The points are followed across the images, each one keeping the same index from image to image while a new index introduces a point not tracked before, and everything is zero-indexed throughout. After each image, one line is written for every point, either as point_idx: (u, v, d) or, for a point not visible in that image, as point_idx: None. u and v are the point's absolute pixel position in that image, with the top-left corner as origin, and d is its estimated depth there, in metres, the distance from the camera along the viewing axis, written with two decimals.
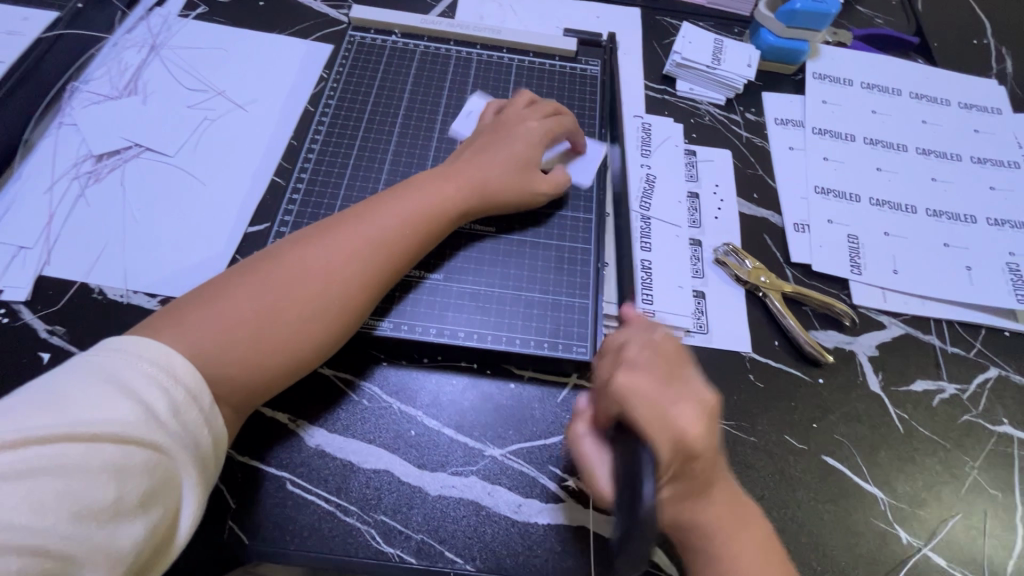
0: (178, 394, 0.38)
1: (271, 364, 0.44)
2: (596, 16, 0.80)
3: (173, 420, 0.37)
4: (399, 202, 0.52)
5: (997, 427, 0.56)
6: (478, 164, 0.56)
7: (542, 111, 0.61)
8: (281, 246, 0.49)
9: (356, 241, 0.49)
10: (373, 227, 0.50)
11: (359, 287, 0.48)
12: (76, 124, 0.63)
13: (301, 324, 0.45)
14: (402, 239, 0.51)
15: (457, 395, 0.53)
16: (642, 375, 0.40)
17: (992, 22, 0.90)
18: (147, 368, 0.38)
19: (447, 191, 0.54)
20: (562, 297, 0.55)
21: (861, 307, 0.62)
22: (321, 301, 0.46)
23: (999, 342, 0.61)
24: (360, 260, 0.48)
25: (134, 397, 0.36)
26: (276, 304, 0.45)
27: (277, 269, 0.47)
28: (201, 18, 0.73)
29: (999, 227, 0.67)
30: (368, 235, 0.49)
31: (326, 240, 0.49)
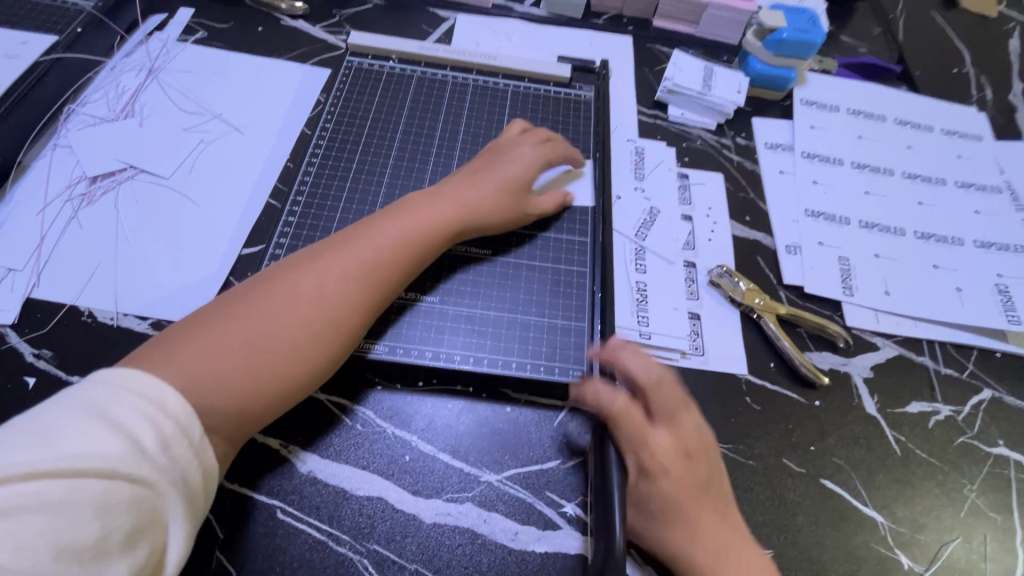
0: (170, 426, 0.36)
1: (267, 392, 0.44)
2: (589, 44, 0.83)
3: (162, 452, 0.35)
4: (390, 225, 0.52)
5: (993, 449, 0.57)
6: (472, 185, 0.57)
7: (537, 138, 0.62)
8: (270, 273, 0.49)
9: (350, 264, 0.49)
10: (365, 248, 0.50)
11: (354, 307, 0.48)
12: (70, 146, 0.63)
13: (296, 349, 0.45)
14: (396, 259, 0.51)
15: (453, 419, 0.52)
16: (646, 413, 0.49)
17: (971, 52, 0.94)
18: (137, 400, 0.36)
19: (440, 208, 0.54)
20: (558, 320, 0.55)
21: (855, 329, 0.62)
22: (317, 324, 0.46)
23: (993, 364, 0.62)
24: (354, 279, 0.48)
25: (123, 429, 0.34)
26: (270, 334, 0.44)
27: (269, 297, 0.46)
28: (200, 43, 0.74)
29: (986, 249, 0.68)
30: (361, 258, 0.49)
31: (318, 264, 0.49)
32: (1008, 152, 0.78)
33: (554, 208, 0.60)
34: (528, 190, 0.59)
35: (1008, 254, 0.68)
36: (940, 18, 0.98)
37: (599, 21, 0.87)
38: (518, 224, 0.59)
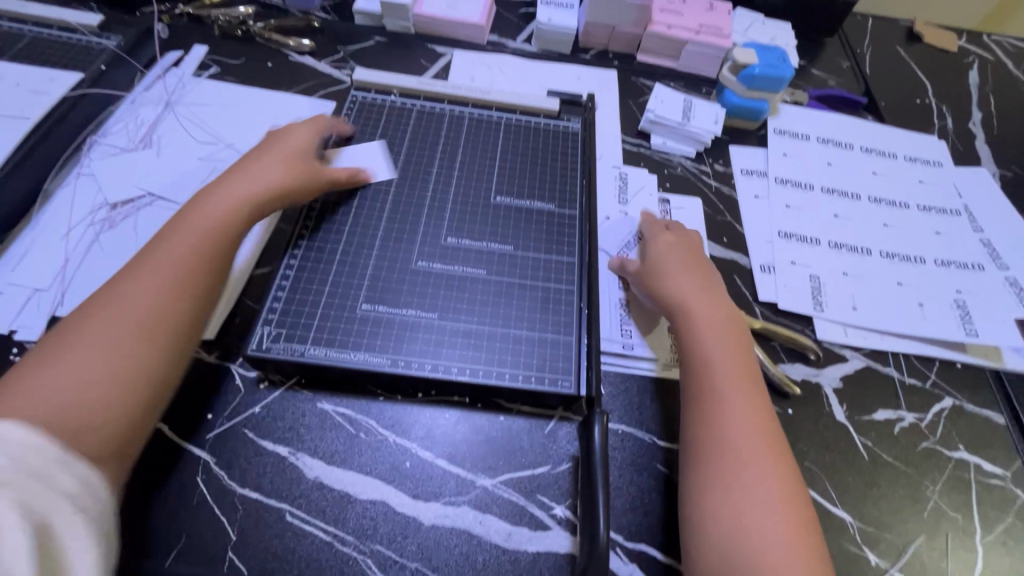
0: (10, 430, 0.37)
1: (136, 395, 0.46)
2: (577, 77, 0.89)
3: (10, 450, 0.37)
4: (177, 230, 0.54)
5: (953, 453, 0.61)
6: (227, 178, 0.60)
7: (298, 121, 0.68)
8: (100, 296, 0.50)
9: (145, 270, 0.51)
10: (173, 248, 0.52)
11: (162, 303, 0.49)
12: (93, 174, 0.67)
13: (139, 350, 0.47)
14: (190, 253, 0.52)
15: (450, 427, 0.56)
16: (677, 254, 0.65)
17: (934, 84, 1.01)
18: None
19: (220, 201, 0.57)
20: (548, 334, 0.59)
21: (825, 342, 0.67)
22: (160, 322, 0.49)
23: (953, 373, 0.66)
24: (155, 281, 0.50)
25: None
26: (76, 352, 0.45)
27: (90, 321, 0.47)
28: (213, 78, 0.80)
29: (946, 267, 0.73)
30: (157, 261, 0.51)
31: (142, 272, 0.50)
32: (966, 177, 0.84)
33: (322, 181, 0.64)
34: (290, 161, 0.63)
35: (966, 272, 0.73)
36: (904, 53, 1.06)
37: (586, 56, 0.93)
38: (307, 188, 0.63)
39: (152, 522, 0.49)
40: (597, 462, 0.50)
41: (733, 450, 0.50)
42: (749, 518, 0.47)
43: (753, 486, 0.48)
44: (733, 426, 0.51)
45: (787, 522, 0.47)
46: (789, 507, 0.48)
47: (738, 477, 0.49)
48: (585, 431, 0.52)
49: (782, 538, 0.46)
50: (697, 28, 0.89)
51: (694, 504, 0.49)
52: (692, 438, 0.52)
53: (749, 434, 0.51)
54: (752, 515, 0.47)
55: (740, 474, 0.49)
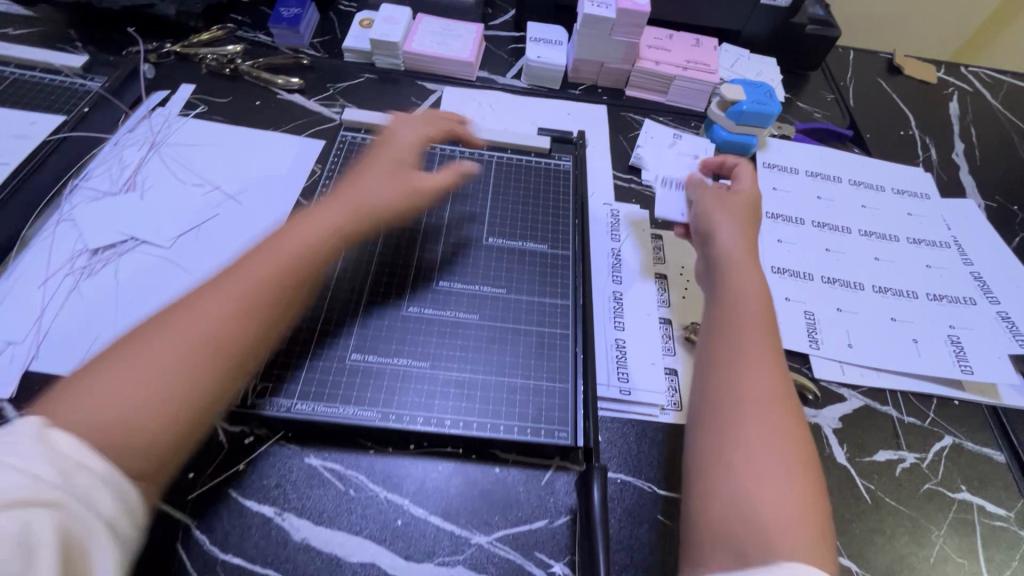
0: (67, 461, 0.35)
1: (188, 402, 0.42)
2: (567, 113, 0.89)
3: (62, 480, 0.33)
4: (279, 238, 0.53)
5: (956, 494, 0.60)
6: (357, 184, 0.60)
7: (425, 126, 0.70)
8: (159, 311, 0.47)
9: (253, 273, 0.49)
10: (270, 252, 0.51)
11: (235, 319, 0.46)
12: (74, 220, 0.65)
13: (208, 359, 0.44)
14: (290, 259, 0.51)
15: (443, 481, 0.54)
16: (740, 210, 0.68)
17: (916, 116, 1.03)
18: (35, 443, 0.34)
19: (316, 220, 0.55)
20: (543, 381, 0.57)
21: (823, 381, 0.66)
22: (246, 326, 0.47)
23: (951, 411, 0.66)
24: (243, 291, 0.48)
25: (14, 465, 0.32)
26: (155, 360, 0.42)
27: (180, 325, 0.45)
28: (200, 117, 0.79)
29: (938, 302, 0.73)
30: (252, 266, 0.50)
31: (223, 278, 0.49)
32: (953, 209, 0.85)
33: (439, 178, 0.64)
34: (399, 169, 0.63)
35: (958, 306, 0.73)
36: (886, 85, 1.08)
37: (575, 91, 0.94)
38: (410, 211, 0.62)
39: None
40: (600, 520, 0.49)
41: (755, 402, 0.50)
42: (755, 471, 0.45)
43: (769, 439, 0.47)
44: (757, 383, 0.51)
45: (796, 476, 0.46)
46: (800, 463, 0.46)
47: (754, 428, 0.48)
48: (585, 484, 0.52)
49: (791, 493, 0.44)
50: (685, 64, 0.90)
51: (702, 454, 0.49)
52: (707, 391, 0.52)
53: (774, 393, 0.50)
54: (762, 464, 0.46)
55: (749, 426, 0.48)
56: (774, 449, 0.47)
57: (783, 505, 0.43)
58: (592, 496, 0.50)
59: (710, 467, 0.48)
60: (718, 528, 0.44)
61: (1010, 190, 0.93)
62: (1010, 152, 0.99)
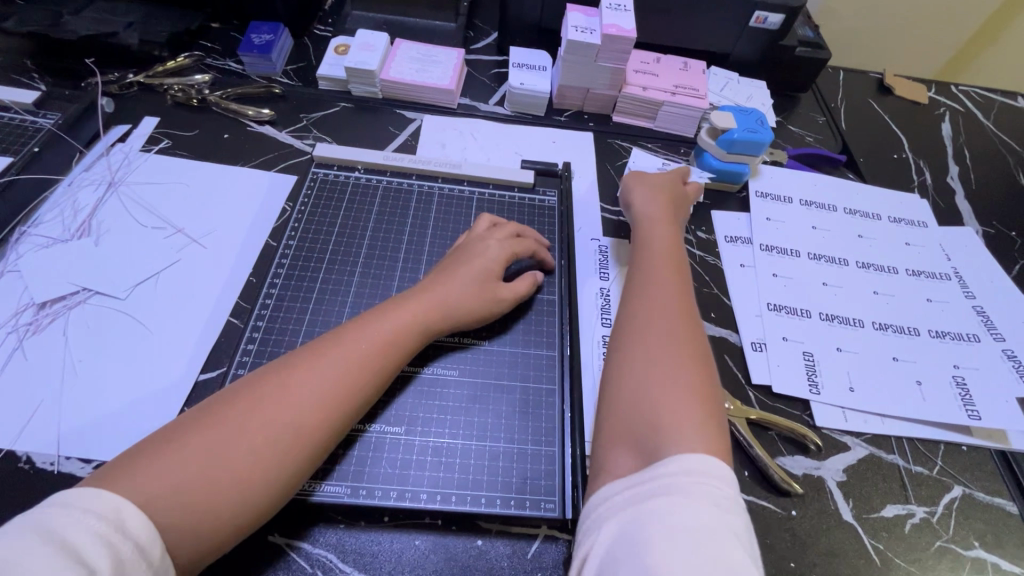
0: (125, 550, 0.36)
1: (244, 500, 0.42)
2: (552, 141, 0.86)
3: None
4: (360, 331, 0.52)
5: (969, 551, 0.56)
6: (440, 279, 0.58)
7: (504, 232, 0.64)
8: (221, 394, 0.47)
9: (333, 374, 0.48)
10: (368, 340, 0.51)
11: (326, 413, 0.47)
12: (20, 270, 0.61)
13: (270, 458, 0.44)
14: (378, 359, 0.51)
15: (420, 557, 0.49)
16: (657, 181, 0.73)
17: (909, 138, 1.00)
18: (94, 523, 0.36)
19: (426, 298, 0.56)
20: (528, 445, 0.53)
21: (824, 429, 0.62)
22: (315, 434, 0.46)
23: (958, 458, 0.63)
24: (331, 386, 0.48)
25: (76, 555, 0.33)
26: (243, 436, 0.44)
27: (259, 405, 0.46)
28: (164, 152, 0.74)
29: (941, 339, 0.70)
30: (333, 360, 0.49)
31: (311, 361, 0.49)
32: (951, 238, 0.83)
33: (524, 291, 0.61)
34: (495, 279, 0.60)
35: (961, 344, 0.70)
36: (877, 106, 1.06)
37: (561, 118, 0.90)
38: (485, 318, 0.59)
39: None
40: None
41: (662, 328, 0.52)
42: (657, 385, 0.47)
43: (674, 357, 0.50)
44: (665, 314, 0.54)
45: (698, 387, 0.47)
46: (702, 376, 0.49)
47: (659, 350, 0.50)
48: None
49: (693, 399, 0.46)
50: (674, 89, 0.87)
51: (613, 379, 0.51)
52: (621, 325, 0.55)
53: (684, 324, 0.53)
54: (667, 378, 0.48)
55: (651, 349, 0.50)
56: (677, 366, 0.49)
57: (682, 409, 0.45)
58: None
59: (619, 389, 0.49)
60: (631, 443, 0.45)
61: (1007, 216, 0.91)
62: (1004, 175, 0.97)
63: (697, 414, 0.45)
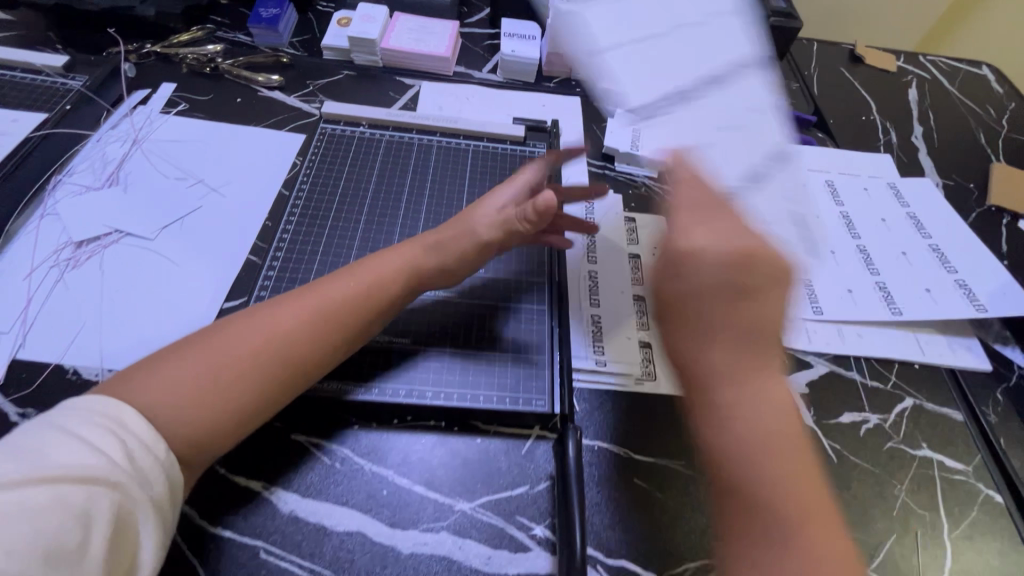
0: (136, 443, 0.40)
1: (226, 417, 0.46)
2: (542, 105, 0.92)
3: (130, 464, 0.39)
4: (353, 272, 0.56)
5: (918, 451, 0.63)
6: (435, 233, 0.62)
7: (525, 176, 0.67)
8: (206, 328, 0.50)
9: (320, 304, 0.52)
10: (358, 279, 0.55)
11: (311, 343, 0.51)
12: (58, 214, 0.67)
13: (254, 377, 0.48)
14: (364, 300, 0.55)
15: (426, 452, 0.56)
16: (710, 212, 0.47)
17: (876, 102, 1.07)
18: (105, 421, 0.40)
19: (422, 245, 0.60)
20: (520, 353, 0.61)
21: (790, 349, 0.69)
22: (297, 361, 0.50)
23: (910, 374, 0.69)
24: (317, 318, 0.52)
25: (92, 443, 0.38)
26: (233, 355, 0.47)
27: (251, 327, 0.50)
28: (182, 114, 0.80)
29: (910, 261, 0.78)
30: (318, 299, 0.53)
31: (305, 294, 0.53)
32: (912, 187, 0.89)
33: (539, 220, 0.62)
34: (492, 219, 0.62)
35: (927, 268, 0.77)
36: (848, 74, 1.12)
37: (550, 84, 0.97)
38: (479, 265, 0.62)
39: None
40: (574, 480, 0.52)
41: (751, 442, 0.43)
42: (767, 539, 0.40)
43: (777, 478, 0.41)
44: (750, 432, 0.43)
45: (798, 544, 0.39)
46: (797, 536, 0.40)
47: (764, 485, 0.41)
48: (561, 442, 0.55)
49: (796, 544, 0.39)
50: None
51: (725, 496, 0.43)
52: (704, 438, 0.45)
53: (740, 438, 0.43)
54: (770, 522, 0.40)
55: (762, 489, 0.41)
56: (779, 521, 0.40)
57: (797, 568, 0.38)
58: (567, 454, 0.54)
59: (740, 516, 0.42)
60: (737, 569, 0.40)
61: (967, 170, 0.97)
62: (965, 135, 1.04)
63: (793, 547, 0.39)
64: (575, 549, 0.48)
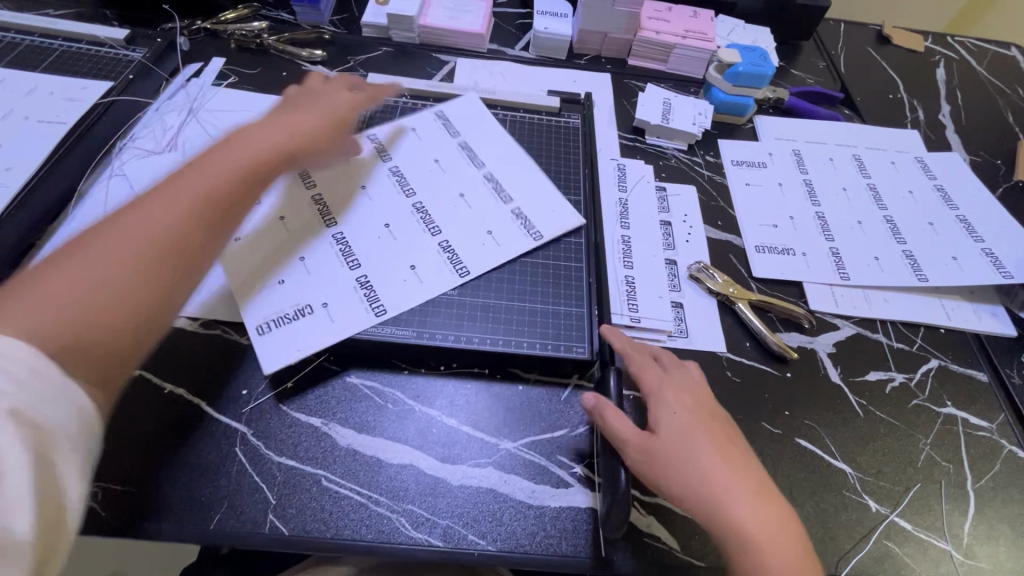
0: (20, 369, 0.34)
1: (134, 323, 0.44)
2: (574, 80, 0.95)
3: (22, 390, 0.34)
4: (185, 174, 0.52)
5: (942, 408, 0.65)
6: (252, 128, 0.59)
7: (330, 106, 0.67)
8: (72, 241, 0.47)
9: (188, 196, 0.50)
10: (187, 180, 0.52)
11: (191, 234, 0.49)
12: (124, 175, 0.71)
13: (152, 277, 0.46)
14: (224, 188, 0.53)
15: (471, 397, 0.59)
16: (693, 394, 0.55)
17: (903, 80, 1.08)
18: None
19: (241, 141, 0.56)
20: (561, 306, 0.64)
21: (818, 312, 0.71)
22: (186, 253, 0.49)
23: (936, 337, 0.71)
24: (195, 210, 0.50)
25: None
26: (122, 261, 0.45)
27: (125, 231, 0.47)
28: (232, 87, 0.84)
29: (937, 230, 0.80)
30: (188, 193, 0.51)
31: (171, 195, 0.50)
32: (939, 161, 0.91)
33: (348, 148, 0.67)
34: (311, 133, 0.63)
35: (953, 237, 0.79)
36: (875, 54, 1.13)
37: (581, 61, 0.99)
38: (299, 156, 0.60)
39: (191, 492, 0.51)
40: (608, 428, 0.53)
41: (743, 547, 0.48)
42: None
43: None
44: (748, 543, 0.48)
45: None
46: None
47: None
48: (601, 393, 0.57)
49: None
50: (684, 33, 0.96)
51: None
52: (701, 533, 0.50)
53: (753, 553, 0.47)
54: None
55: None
56: None
57: None
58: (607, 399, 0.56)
59: None
60: None
61: (994, 147, 0.98)
62: (993, 113, 1.05)
63: None
64: (619, 484, 0.49)
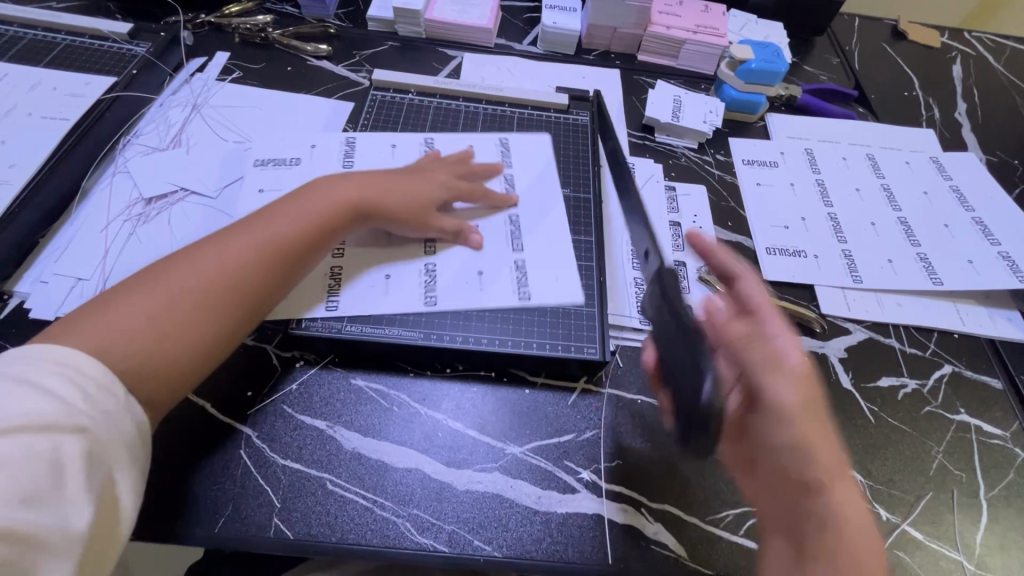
0: (89, 386, 0.40)
1: (186, 352, 0.47)
2: (582, 76, 0.93)
3: (89, 404, 0.39)
4: (265, 215, 0.55)
5: (955, 416, 0.64)
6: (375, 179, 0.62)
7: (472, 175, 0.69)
8: (155, 264, 0.51)
9: (260, 236, 0.53)
10: (262, 221, 0.55)
11: (256, 269, 0.52)
12: (129, 172, 0.71)
13: (211, 311, 0.49)
14: (297, 232, 0.55)
15: (478, 400, 0.59)
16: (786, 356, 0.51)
17: (919, 77, 1.06)
18: (58, 367, 0.40)
19: (338, 190, 0.59)
20: (569, 308, 0.63)
21: (829, 316, 0.70)
22: (247, 292, 0.51)
23: (950, 343, 0.70)
24: (264, 248, 0.53)
25: (45, 388, 0.38)
26: (185, 292, 0.48)
27: (197, 262, 0.50)
28: (236, 82, 0.83)
29: (952, 233, 0.78)
30: (260, 232, 0.54)
31: (246, 232, 0.53)
32: (955, 161, 0.89)
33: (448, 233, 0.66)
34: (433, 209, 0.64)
35: (968, 240, 0.78)
36: (889, 49, 1.11)
37: (590, 56, 0.97)
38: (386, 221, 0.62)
39: (196, 495, 0.51)
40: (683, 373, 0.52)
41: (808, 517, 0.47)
42: None
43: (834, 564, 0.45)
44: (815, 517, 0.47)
45: None
46: None
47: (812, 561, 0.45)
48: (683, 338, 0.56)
49: None
50: (695, 28, 0.94)
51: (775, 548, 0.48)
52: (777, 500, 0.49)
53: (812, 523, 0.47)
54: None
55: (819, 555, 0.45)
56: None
57: None
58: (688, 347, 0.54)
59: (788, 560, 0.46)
60: None
61: (1011, 147, 0.96)
62: (1010, 111, 1.03)
63: None
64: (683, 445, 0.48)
